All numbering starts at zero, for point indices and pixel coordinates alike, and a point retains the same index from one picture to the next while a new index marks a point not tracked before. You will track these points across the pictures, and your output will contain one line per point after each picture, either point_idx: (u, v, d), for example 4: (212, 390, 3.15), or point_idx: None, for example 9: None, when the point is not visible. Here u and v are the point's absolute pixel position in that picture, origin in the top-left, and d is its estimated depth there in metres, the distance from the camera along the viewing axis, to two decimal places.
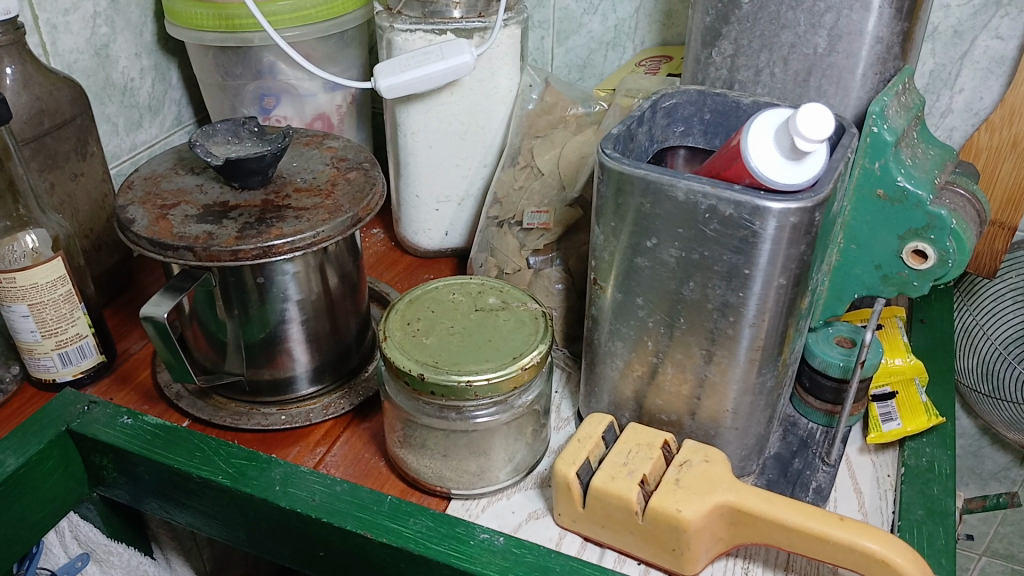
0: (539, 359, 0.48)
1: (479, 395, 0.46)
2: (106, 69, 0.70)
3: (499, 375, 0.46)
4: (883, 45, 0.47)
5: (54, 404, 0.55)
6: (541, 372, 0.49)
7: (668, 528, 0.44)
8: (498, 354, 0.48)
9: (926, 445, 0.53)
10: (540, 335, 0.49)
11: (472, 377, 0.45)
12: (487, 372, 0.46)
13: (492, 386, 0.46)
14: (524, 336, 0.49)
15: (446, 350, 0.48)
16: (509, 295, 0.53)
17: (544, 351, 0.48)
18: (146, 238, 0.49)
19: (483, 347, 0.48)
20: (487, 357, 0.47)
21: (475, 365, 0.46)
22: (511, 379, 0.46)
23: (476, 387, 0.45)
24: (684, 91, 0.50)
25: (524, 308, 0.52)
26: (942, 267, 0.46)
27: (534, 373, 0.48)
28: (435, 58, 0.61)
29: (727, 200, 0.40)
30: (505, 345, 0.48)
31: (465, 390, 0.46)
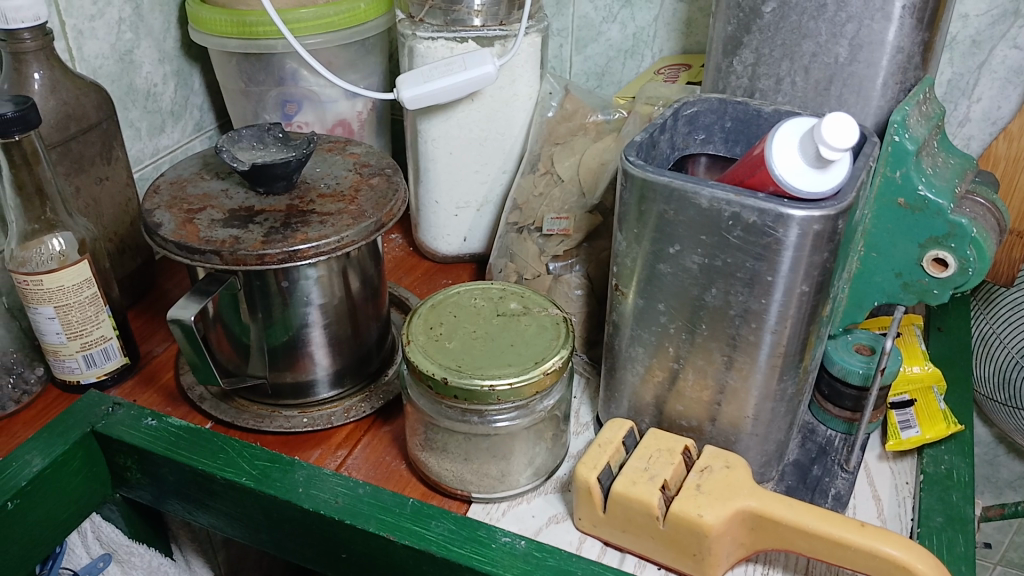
0: (560, 365, 0.48)
1: (501, 399, 0.47)
2: (130, 74, 0.71)
3: (522, 379, 0.46)
4: (904, 54, 0.48)
5: (79, 406, 0.56)
6: (563, 377, 0.50)
7: (689, 533, 0.45)
8: (520, 359, 0.48)
9: (944, 452, 0.53)
10: (562, 340, 0.50)
11: (495, 381, 0.46)
12: (510, 376, 0.46)
13: (514, 391, 0.46)
14: (546, 341, 0.49)
15: (470, 355, 0.48)
16: (530, 301, 0.54)
17: (565, 356, 0.48)
18: (174, 242, 0.50)
19: (505, 351, 0.49)
20: (509, 362, 0.48)
21: (498, 370, 0.47)
22: (534, 383, 0.47)
23: (499, 391, 0.46)
24: (705, 99, 0.50)
25: (545, 313, 0.52)
26: (963, 275, 0.47)
27: (555, 379, 0.48)
28: (458, 68, 0.62)
29: (751, 207, 0.40)
30: (527, 349, 0.49)
31: (488, 394, 0.46)
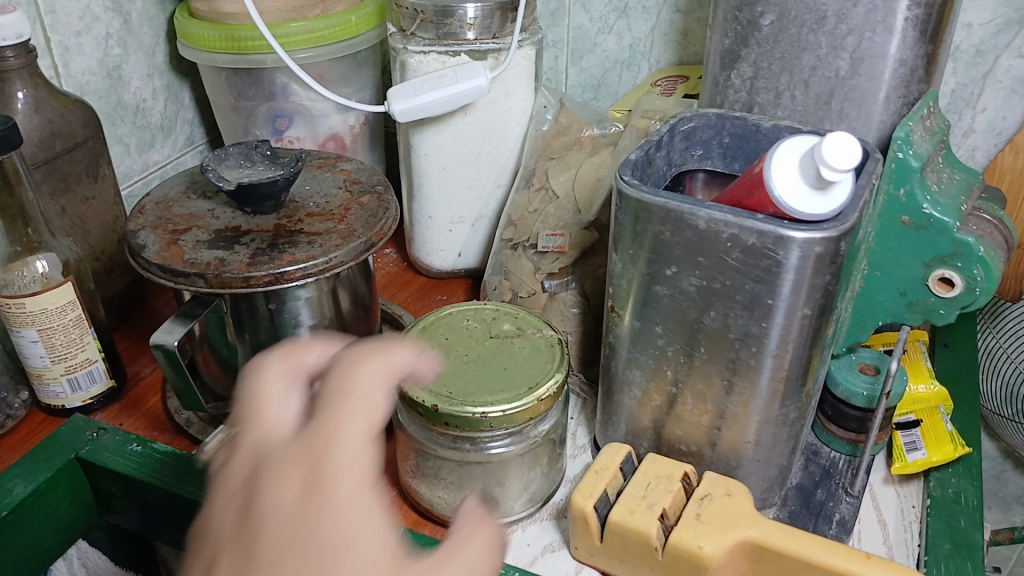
0: (555, 390, 0.47)
1: (494, 426, 0.45)
2: (118, 90, 0.70)
3: (515, 406, 0.45)
4: (906, 68, 0.46)
5: (63, 431, 0.55)
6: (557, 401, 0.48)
7: (688, 564, 0.43)
8: (513, 384, 0.47)
9: (952, 475, 0.51)
10: (556, 363, 0.48)
11: (487, 408, 0.45)
12: (503, 403, 0.45)
13: (506, 418, 0.45)
14: (539, 364, 0.48)
15: (461, 379, 0.47)
16: (524, 321, 0.52)
17: (560, 380, 0.47)
18: (157, 265, 0.49)
19: (497, 376, 0.47)
20: (502, 387, 0.46)
21: (490, 396, 0.46)
22: (527, 410, 0.45)
23: (491, 418, 0.45)
24: (703, 114, 0.49)
25: (539, 334, 0.51)
26: (970, 295, 0.45)
27: (548, 404, 0.47)
28: (450, 81, 0.61)
29: (750, 229, 0.39)
30: (520, 374, 0.48)
31: (480, 422, 0.45)
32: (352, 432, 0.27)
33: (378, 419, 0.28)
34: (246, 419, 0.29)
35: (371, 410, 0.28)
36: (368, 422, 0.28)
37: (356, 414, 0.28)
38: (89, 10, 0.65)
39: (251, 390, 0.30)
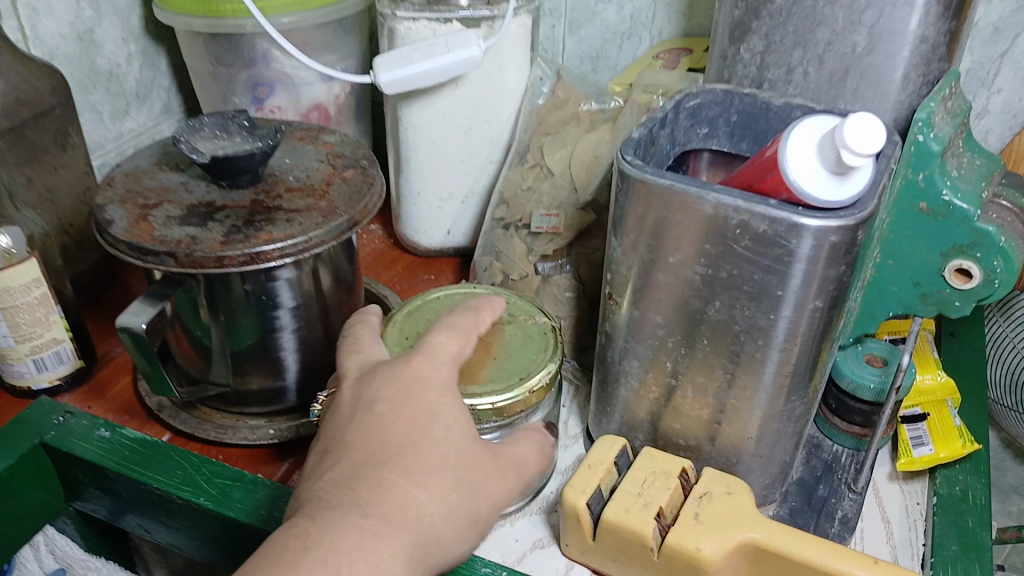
0: (547, 380, 0.44)
1: (482, 418, 0.43)
2: (90, 55, 0.66)
3: (505, 398, 0.42)
4: (927, 45, 0.44)
5: (28, 414, 0.52)
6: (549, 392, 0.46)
7: (685, 566, 0.41)
8: (503, 373, 0.44)
9: (959, 472, 0.49)
10: (549, 352, 0.46)
11: (476, 400, 0.42)
12: (493, 394, 0.42)
13: (495, 410, 0.43)
14: (532, 353, 0.46)
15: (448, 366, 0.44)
16: (516, 307, 0.50)
17: (553, 371, 0.45)
18: (125, 242, 0.45)
19: (487, 364, 0.45)
20: (491, 376, 0.44)
21: (480, 386, 0.43)
22: (518, 402, 0.43)
23: (480, 411, 0.42)
24: (709, 90, 0.46)
25: (532, 320, 0.49)
26: (988, 287, 0.43)
27: (540, 395, 0.44)
28: (440, 50, 0.57)
29: (761, 215, 0.36)
30: (512, 363, 0.45)
31: (467, 414, 0.42)
32: (440, 353, 0.41)
33: (464, 344, 0.43)
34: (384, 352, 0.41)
35: (456, 338, 0.43)
36: (454, 346, 0.42)
37: (440, 346, 0.42)
38: None
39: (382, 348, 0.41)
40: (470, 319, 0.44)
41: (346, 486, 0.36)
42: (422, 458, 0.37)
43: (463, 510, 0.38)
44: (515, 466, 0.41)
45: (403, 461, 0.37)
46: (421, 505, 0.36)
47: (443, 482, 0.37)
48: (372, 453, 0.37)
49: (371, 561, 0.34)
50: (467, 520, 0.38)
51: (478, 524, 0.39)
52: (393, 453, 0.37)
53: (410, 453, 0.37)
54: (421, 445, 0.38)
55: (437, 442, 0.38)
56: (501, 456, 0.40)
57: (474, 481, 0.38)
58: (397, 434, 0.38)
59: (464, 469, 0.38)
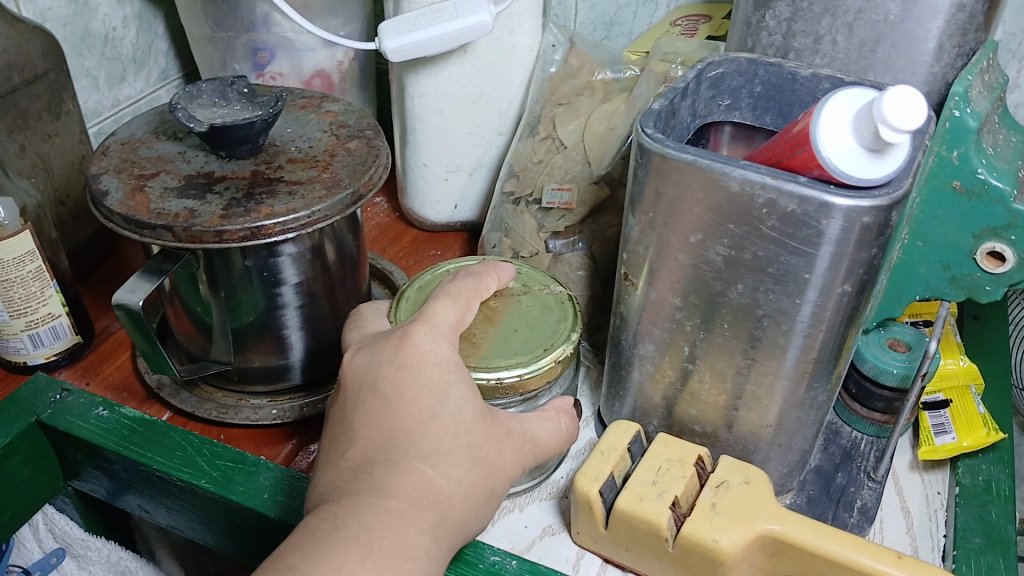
0: (571, 352, 0.43)
1: (508, 392, 0.41)
2: (85, 18, 0.64)
3: (533, 371, 0.41)
4: (965, 13, 0.41)
5: (24, 391, 0.51)
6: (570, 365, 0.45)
7: (702, 559, 0.40)
8: (527, 346, 0.43)
9: (982, 462, 0.48)
10: (570, 323, 0.44)
11: (503, 374, 0.41)
12: (519, 367, 0.41)
13: (523, 384, 0.41)
14: (553, 324, 0.44)
15: (467, 341, 0.43)
16: (529, 276, 0.48)
17: (576, 342, 0.43)
18: (120, 215, 0.44)
19: (508, 337, 0.43)
20: (515, 349, 0.42)
21: (504, 359, 0.42)
22: (544, 374, 0.42)
23: (507, 384, 0.41)
24: (733, 59, 0.44)
25: (547, 290, 0.47)
26: (1022, 271, 0.41)
27: (563, 367, 0.43)
28: (448, 15, 0.55)
29: (789, 194, 0.34)
30: (533, 334, 0.44)
31: (493, 389, 0.41)
32: (440, 326, 0.39)
33: (465, 313, 0.40)
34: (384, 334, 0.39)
35: (456, 307, 0.40)
36: (454, 316, 0.40)
37: (440, 318, 0.39)
38: None
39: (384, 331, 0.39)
40: (472, 287, 0.42)
41: (362, 471, 0.35)
42: (434, 440, 0.36)
43: (482, 484, 0.36)
44: (529, 434, 0.39)
45: (416, 442, 0.36)
46: (440, 485, 0.35)
47: (458, 460, 0.36)
48: (382, 438, 0.36)
49: (398, 541, 0.33)
50: (486, 494, 0.37)
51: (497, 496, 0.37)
52: (404, 435, 0.36)
53: (422, 434, 0.36)
54: (430, 427, 0.36)
55: (447, 421, 0.36)
56: (513, 427, 0.39)
57: (490, 457, 0.37)
58: (405, 416, 0.36)
59: (478, 446, 0.37)
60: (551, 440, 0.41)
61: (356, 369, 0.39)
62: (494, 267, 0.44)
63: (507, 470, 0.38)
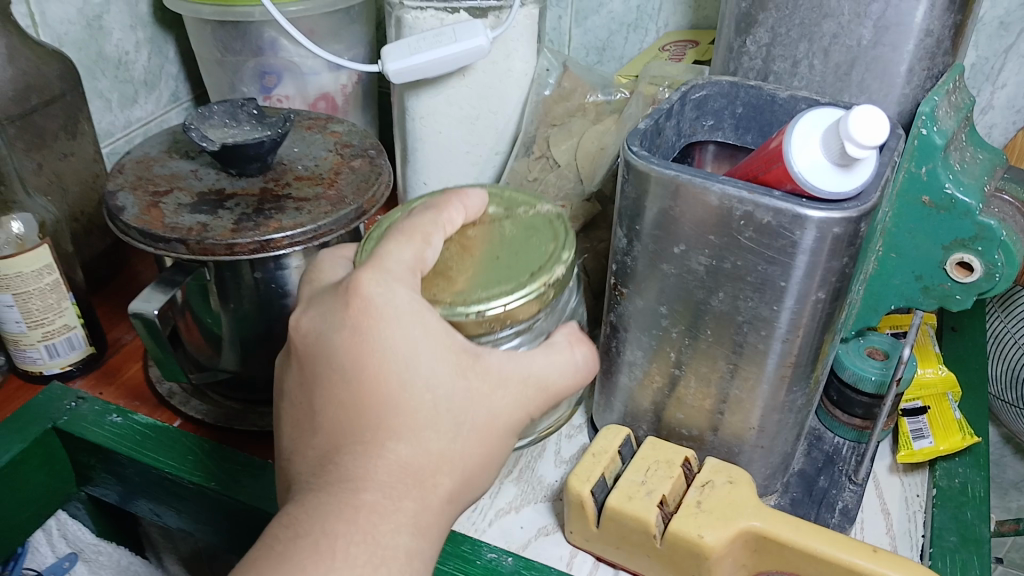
0: (562, 275, 0.40)
1: (495, 327, 0.38)
2: (99, 41, 0.66)
3: (519, 298, 0.38)
4: (932, 38, 0.44)
5: (39, 399, 0.53)
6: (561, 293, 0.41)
7: (688, 555, 0.42)
8: (511, 274, 0.39)
9: (959, 465, 0.50)
10: (559, 244, 0.42)
11: (483, 307, 0.37)
12: (502, 296, 0.38)
13: (510, 313, 0.38)
14: (542, 247, 0.41)
15: (442, 275, 0.39)
16: (513, 201, 0.45)
17: (567, 263, 0.41)
18: (136, 229, 0.46)
19: (491, 267, 0.40)
20: (499, 279, 0.39)
21: (486, 291, 0.38)
22: (532, 300, 0.39)
23: (490, 317, 0.38)
24: (715, 82, 0.46)
25: (535, 212, 0.44)
26: (989, 281, 0.43)
27: (553, 293, 0.40)
28: (448, 40, 0.58)
29: (765, 207, 0.37)
30: (518, 262, 0.40)
31: (479, 324, 0.38)
32: (398, 272, 0.35)
33: (426, 249, 0.37)
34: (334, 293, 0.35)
35: (414, 246, 0.37)
36: (412, 255, 0.37)
37: (396, 263, 0.36)
38: None
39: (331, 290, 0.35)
40: (432, 220, 0.39)
41: (334, 459, 0.34)
42: (409, 414, 0.34)
43: (471, 444, 0.35)
44: (527, 371, 0.38)
45: (386, 421, 0.34)
46: (419, 463, 0.34)
47: (438, 429, 0.34)
48: (348, 416, 0.34)
49: (371, 548, 0.32)
50: (476, 451, 0.36)
51: (492, 446, 0.36)
52: (371, 413, 0.34)
53: (392, 411, 0.34)
54: (400, 399, 0.34)
55: (420, 391, 0.34)
56: (505, 370, 0.37)
57: (476, 416, 0.35)
58: (371, 393, 0.34)
59: (461, 409, 0.35)
60: (558, 375, 0.39)
61: (310, 329, 0.36)
62: (461, 197, 0.41)
63: (499, 417, 0.36)
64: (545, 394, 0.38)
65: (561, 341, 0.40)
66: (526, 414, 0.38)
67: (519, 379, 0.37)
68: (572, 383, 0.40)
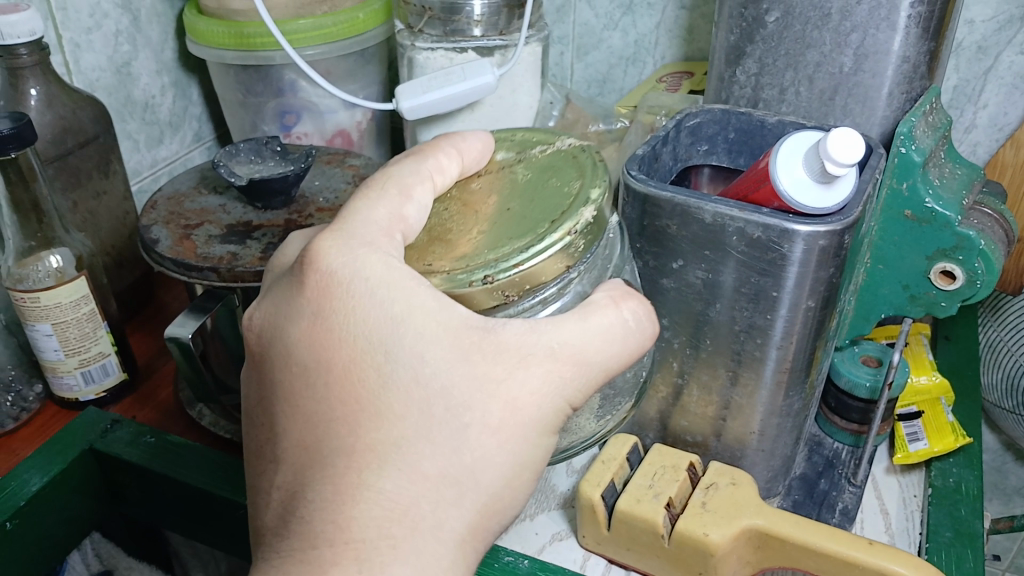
0: (593, 218, 0.33)
1: (513, 291, 0.32)
2: (127, 86, 0.70)
3: (537, 256, 0.31)
4: (909, 64, 0.47)
5: (76, 422, 0.56)
6: (598, 240, 0.34)
7: (695, 552, 0.44)
8: (527, 226, 0.33)
9: (953, 465, 0.52)
10: (586, 180, 0.35)
11: (493, 272, 0.31)
12: (514, 254, 0.31)
13: (531, 276, 0.31)
14: (565, 189, 0.35)
15: (441, 240, 0.34)
16: (526, 144, 0.40)
17: (594, 206, 0.33)
18: (170, 259, 0.49)
19: (501, 221, 0.34)
20: (511, 233, 0.33)
21: (496, 250, 0.32)
22: (554, 255, 0.32)
23: (503, 283, 0.31)
24: (708, 110, 0.50)
25: (553, 151, 0.38)
26: (971, 287, 0.46)
27: (586, 241, 0.33)
28: (457, 78, 0.61)
29: (755, 223, 0.40)
30: (536, 209, 0.34)
31: (489, 293, 0.32)
32: (366, 237, 0.33)
33: (404, 205, 0.34)
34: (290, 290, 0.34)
35: (388, 203, 0.34)
36: (387, 214, 0.34)
37: (364, 225, 0.33)
38: (99, 7, 0.66)
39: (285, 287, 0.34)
40: (414, 172, 0.36)
41: (304, 492, 0.32)
42: (387, 429, 0.32)
43: (483, 446, 0.32)
44: (556, 343, 0.32)
45: (363, 434, 0.32)
46: (408, 484, 0.31)
47: (431, 437, 0.32)
48: (319, 438, 0.32)
49: None
50: (491, 457, 0.32)
51: (515, 447, 0.33)
52: (344, 427, 0.32)
53: (369, 416, 0.32)
54: (379, 406, 0.32)
55: (399, 396, 0.32)
56: (526, 349, 0.32)
57: (479, 417, 0.32)
58: (343, 395, 0.32)
59: (457, 410, 0.32)
60: (599, 344, 0.33)
61: (264, 325, 0.35)
62: (451, 142, 0.38)
63: (520, 407, 0.33)
64: (588, 372, 0.33)
65: (602, 297, 0.34)
66: (563, 402, 0.33)
67: (545, 356, 0.32)
68: (621, 350, 0.34)
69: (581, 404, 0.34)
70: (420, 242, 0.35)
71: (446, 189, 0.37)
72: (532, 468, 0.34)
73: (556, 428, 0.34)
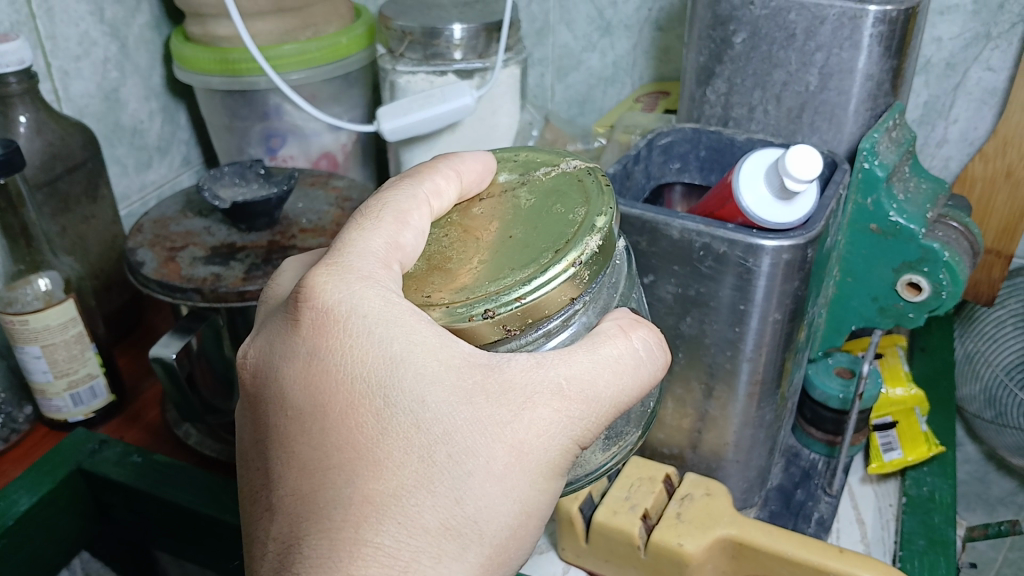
0: (599, 248, 0.33)
1: (517, 324, 0.32)
2: (115, 112, 0.72)
3: (541, 289, 0.31)
4: (873, 82, 0.48)
5: (65, 443, 0.57)
6: (605, 268, 0.34)
7: (670, 562, 0.45)
8: (529, 256, 0.33)
9: (927, 474, 0.53)
10: (592, 206, 0.35)
11: (494, 306, 0.31)
12: (516, 287, 0.32)
13: (534, 308, 0.32)
14: (570, 215, 0.35)
15: (440, 269, 0.35)
16: (530, 165, 0.40)
17: (602, 236, 0.33)
18: (155, 281, 0.50)
19: (503, 249, 0.34)
20: (513, 264, 0.33)
21: (497, 282, 0.32)
22: (558, 287, 0.32)
23: (505, 316, 0.32)
24: (679, 129, 0.51)
25: (558, 173, 0.39)
26: (937, 298, 0.47)
27: (592, 270, 0.33)
28: (437, 100, 0.63)
29: (720, 238, 0.41)
30: (539, 237, 0.34)
31: (491, 326, 0.32)
32: (362, 270, 0.34)
33: (401, 231, 0.35)
34: (288, 332, 0.34)
35: (385, 232, 0.35)
36: (384, 244, 0.35)
37: (363, 256, 0.34)
38: (87, 35, 0.67)
39: (281, 328, 0.35)
40: (411, 197, 0.37)
41: (299, 546, 0.31)
42: (386, 477, 0.32)
43: (485, 493, 0.33)
44: (560, 381, 0.34)
45: (362, 484, 0.32)
46: (409, 536, 0.31)
47: (432, 485, 0.32)
48: (315, 486, 0.32)
49: None
50: (493, 502, 0.33)
51: (517, 493, 0.33)
52: (341, 476, 0.32)
53: (368, 464, 0.32)
54: (379, 453, 0.32)
55: (398, 441, 0.32)
56: (530, 390, 0.33)
57: (482, 460, 0.33)
58: (341, 442, 0.33)
59: (460, 454, 0.33)
60: (605, 378, 0.34)
61: (258, 364, 0.35)
62: (451, 164, 0.39)
63: (524, 450, 0.33)
64: (593, 409, 0.34)
65: (612, 328, 0.35)
66: (570, 441, 0.34)
67: (550, 396, 0.33)
68: (632, 380, 0.35)
69: (588, 443, 0.35)
70: (418, 270, 0.35)
71: (440, 216, 0.38)
72: (534, 513, 0.34)
73: (563, 471, 0.34)
